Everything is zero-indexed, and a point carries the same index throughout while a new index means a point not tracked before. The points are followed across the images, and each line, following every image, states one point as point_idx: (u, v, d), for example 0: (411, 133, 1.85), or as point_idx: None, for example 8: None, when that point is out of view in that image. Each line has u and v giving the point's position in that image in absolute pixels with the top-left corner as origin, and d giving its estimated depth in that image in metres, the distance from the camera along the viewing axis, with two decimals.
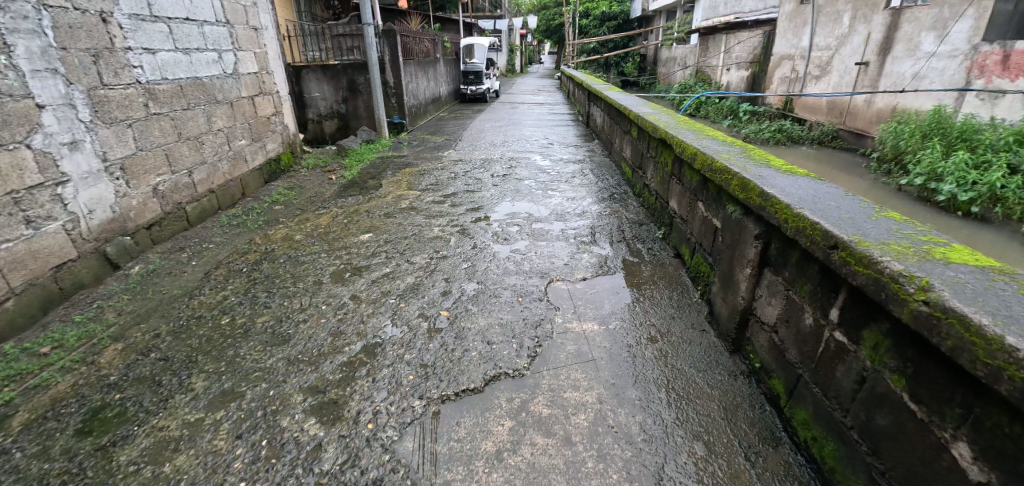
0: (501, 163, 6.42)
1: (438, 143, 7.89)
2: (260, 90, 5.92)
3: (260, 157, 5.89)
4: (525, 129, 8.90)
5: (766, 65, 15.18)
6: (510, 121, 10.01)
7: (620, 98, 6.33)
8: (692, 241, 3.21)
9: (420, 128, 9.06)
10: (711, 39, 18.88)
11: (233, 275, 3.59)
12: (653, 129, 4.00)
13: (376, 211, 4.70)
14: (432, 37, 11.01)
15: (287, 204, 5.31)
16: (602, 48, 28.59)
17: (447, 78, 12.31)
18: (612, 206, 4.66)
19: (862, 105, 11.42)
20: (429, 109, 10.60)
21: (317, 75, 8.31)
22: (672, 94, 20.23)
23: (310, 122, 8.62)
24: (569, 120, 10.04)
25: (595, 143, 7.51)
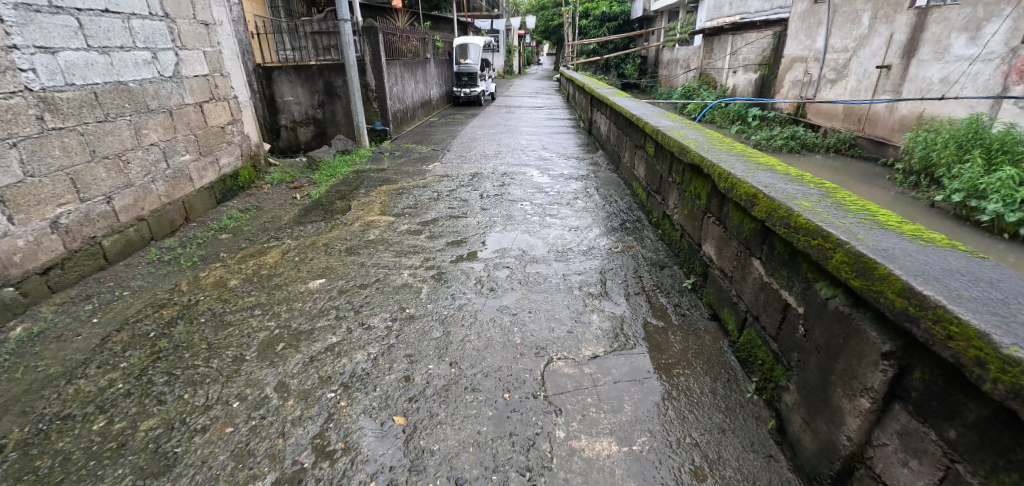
0: (492, 178, 5.57)
1: (423, 153, 7.03)
2: (211, 96, 5.07)
3: (212, 174, 5.06)
4: (521, 137, 8.04)
5: (776, 67, 14.38)
6: (505, 128, 9.15)
7: (629, 106, 5.47)
8: (741, 309, 2.39)
9: (405, 136, 8.20)
10: (717, 41, 18.03)
11: (135, 343, 2.75)
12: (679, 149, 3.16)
13: (337, 246, 3.85)
14: (421, 36, 10.11)
15: (236, 231, 4.47)
16: (602, 50, 27.73)
17: (438, 79, 11.43)
18: (624, 240, 3.82)
19: (884, 112, 10.61)
20: (417, 114, 9.74)
21: (290, 77, 7.46)
22: (675, 97, 19.41)
23: (284, 129, 7.79)
24: (569, 126, 9.23)
25: (598, 155, 6.69)
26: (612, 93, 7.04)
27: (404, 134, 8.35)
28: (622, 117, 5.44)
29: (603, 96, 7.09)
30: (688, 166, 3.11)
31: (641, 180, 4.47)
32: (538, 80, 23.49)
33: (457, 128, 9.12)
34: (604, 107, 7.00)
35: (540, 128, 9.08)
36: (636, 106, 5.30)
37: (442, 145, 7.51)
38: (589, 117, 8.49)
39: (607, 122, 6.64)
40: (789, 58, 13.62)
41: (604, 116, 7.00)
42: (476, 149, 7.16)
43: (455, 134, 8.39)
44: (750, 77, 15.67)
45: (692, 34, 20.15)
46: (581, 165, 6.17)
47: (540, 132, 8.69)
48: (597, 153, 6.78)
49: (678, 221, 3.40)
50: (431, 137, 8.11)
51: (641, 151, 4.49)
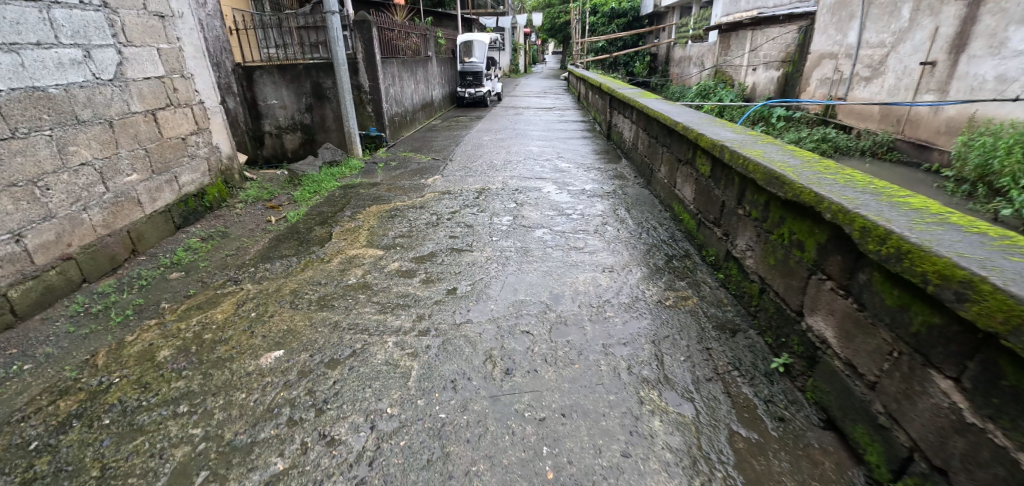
0: (503, 196, 4.70)
1: (422, 163, 6.17)
2: (167, 102, 4.26)
3: (169, 194, 4.25)
4: (532, 144, 7.15)
5: (801, 64, 13.43)
6: (513, 132, 8.27)
7: (665, 110, 4.57)
8: (900, 440, 1.55)
9: (403, 142, 7.34)
10: (734, 37, 17.05)
11: (5, 463, 1.94)
12: (762, 174, 2.29)
13: (306, 295, 3.01)
14: (421, 31, 9.24)
15: (191, 268, 3.65)
16: (611, 47, 26.78)
17: (440, 79, 10.56)
18: (674, 287, 2.96)
19: (928, 113, 9.66)
20: (418, 118, 8.89)
21: (273, 78, 6.66)
22: (689, 96, 18.46)
23: (268, 136, 6.97)
24: (583, 130, 8.36)
25: (622, 165, 5.83)
26: (638, 93, 6.13)
27: (403, 140, 7.49)
28: (656, 123, 4.55)
29: (627, 96, 6.17)
30: (779, 200, 2.24)
31: (688, 204, 3.59)
32: (545, 79, 22.63)
33: (461, 133, 8.27)
34: (628, 110, 6.11)
35: (553, 133, 8.18)
36: (675, 111, 4.41)
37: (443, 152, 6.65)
38: (608, 120, 7.59)
39: (632, 127, 5.75)
40: (816, 54, 12.66)
41: (628, 120, 6.11)
42: (482, 158, 6.30)
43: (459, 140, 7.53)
44: (772, 74, 14.70)
45: (706, 30, 19.18)
46: (604, 179, 5.28)
47: (553, 137, 7.80)
48: (621, 163, 5.90)
49: (755, 271, 2.54)
50: (431, 144, 7.25)
51: (688, 169, 3.61)
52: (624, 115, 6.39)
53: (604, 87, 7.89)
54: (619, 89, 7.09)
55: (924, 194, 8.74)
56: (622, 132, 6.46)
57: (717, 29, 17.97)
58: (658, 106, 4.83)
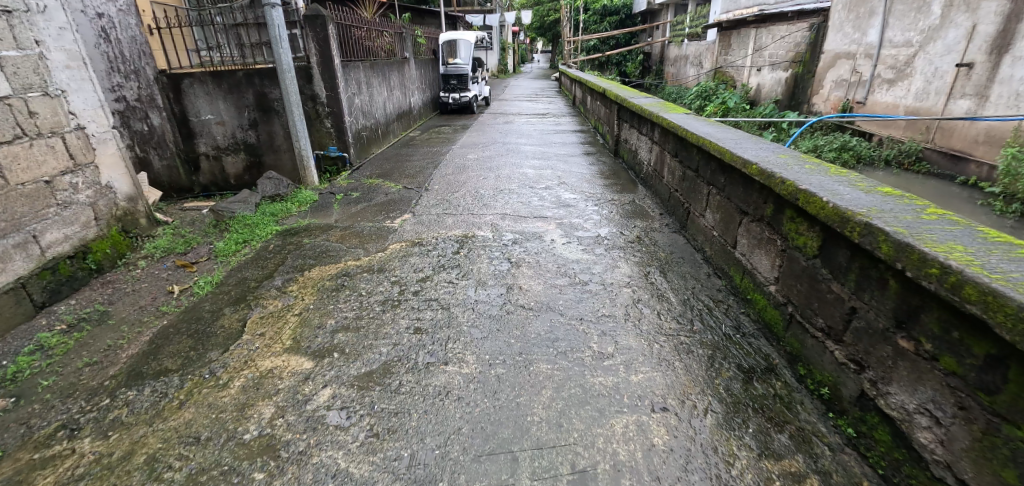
0: (492, 248, 3.52)
1: (389, 192, 4.94)
2: (13, 132, 3.03)
3: (22, 261, 3.03)
4: (527, 163, 5.92)
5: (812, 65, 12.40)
6: (504, 145, 7.03)
7: (705, 130, 3.36)
8: None
9: (372, 162, 6.09)
10: (735, 35, 15.98)
11: None
12: (982, 305, 1.22)
13: (166, 474, 1.82)
14: (394, 29, 7.97)
15: (26, 390, 2.42)
16: (604, 46, 25.68)
17: (420, 84, 9.30)
18: (772, 449, 1.80)
19: (962, 119, 8.63)
20: (394, 129, 7.64)
21: (206, 88, 5.42)
22: (689, 97, 17.41)
23: (205, 158, 5.72)
24: (585, 143, 7.20)
25: (641, 193, 4.67)
26: (657, 103, 4.92)
27: (374, 160, 6.23)
28: (696, 152, 3.38)
29: (643, 106, 4.96)
30: None
31: (764, 284, 2.44)
32: (535, 80, 21.42)
33: (442, 147, 7.02)
34: (644, 125, 4.94)
35: (551, 148, 6.97)
36: (723, 133, 3.20)
37: (416, 175, 5.41)
38: (615, 134, 6.40)
39: (653, 148, 4.55)
40: (830, 53, 11.60)
41: (644, 138, 4.94)
42: (466, 184, 5.06)
43: (439, 157, 6.29)
44: (779, 76, 13.63)
45: (704, 28, 18.10)
46: (623, 217, 4.09)
47: (551, 153, 6.59)
48: (641, 192, 4.72)
49: (953, 469, 1.41)
50: (405, 163, 6.00)
51: (764, 230, 2.44)
52: (638, 130, 5.19)
53: (608, 92, 6.71)
54: (630, 96, 5.89)
55: (967, 211, 7.76)
56: (636, 153, 5.29)
57: (716, 26, 16.89)
58: (692, 125, 3.62)
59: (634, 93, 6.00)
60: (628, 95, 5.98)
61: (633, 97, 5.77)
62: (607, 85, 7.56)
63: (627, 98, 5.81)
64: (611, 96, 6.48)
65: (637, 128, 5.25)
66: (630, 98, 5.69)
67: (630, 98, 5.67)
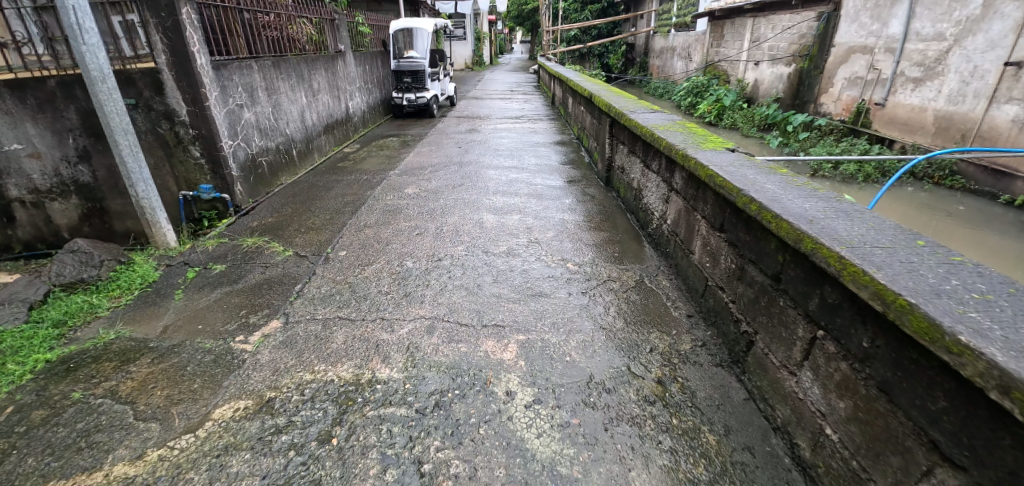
0: (392, 423, 1.89)
1: (271, 263, 3.23)
2: None
3: None
4: (485, 199, 4.23)
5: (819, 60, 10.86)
6: (461, 166, 5.30)
7: (780, 198, 1.78)
8: None
9: (271, 204, 4.32)
10: (729, 25, 14.40)
11: None
12: None
13: None
14: (319, 15, 6.17)
15: None
16: (583, 36, 23.93)
17: (361, 83, 7.46)
18: None
19: (1006, 125, 6.28)
20: (321, 144, 5.90)
21: (5, 106, 3.64)
22: (678, 92, 15.87)
23: (19, 205, 3.93)
24: (564, 161, 5.58)
25: (651, 262, 3.09)
26: (673, 121, 3.31)
27: (276, 198, 4.47)
28: (768, 243, 1.83)
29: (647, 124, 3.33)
30: None
31: None
32: (513, 74, 19.61)
33: (377, 171, 5.24)
34: (649, 155, 3.33)
35: (522, 168, 5.27)
36: (824, 216, 1.63)
37: (321, 228, 3.68)
38: (604, 155, 4.78)
39: (670, 197, 2.93)
40: (842, 46, 10.11)
41: (651, 174, 3.35)
42: (388, 246, 3.36)
43: (365, 190, 4.53)
44: (780, 71, 12.12)
45: (693, 17, 16.45)
46: (631, 324, 2.49)
47: (521, 179, 4.89)
48: (652, 261, 3.10)
49: None
50: (314, 203, 4.24)
51: None
52: (640, 160, 3.57)
53: (597, 97, 5.05)
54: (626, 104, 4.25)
55: (960, 203, 6.22)
56: (638, 192, 3.68)
57: (707, 16, 15.32)
58: (746, 178, 2.03)
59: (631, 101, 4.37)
60: (623, 103, 4.35)
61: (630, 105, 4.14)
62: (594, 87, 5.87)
63: (623, 107, 4.17)
64: (600, 103, 4.82)
65: (638, 156, 3.64)
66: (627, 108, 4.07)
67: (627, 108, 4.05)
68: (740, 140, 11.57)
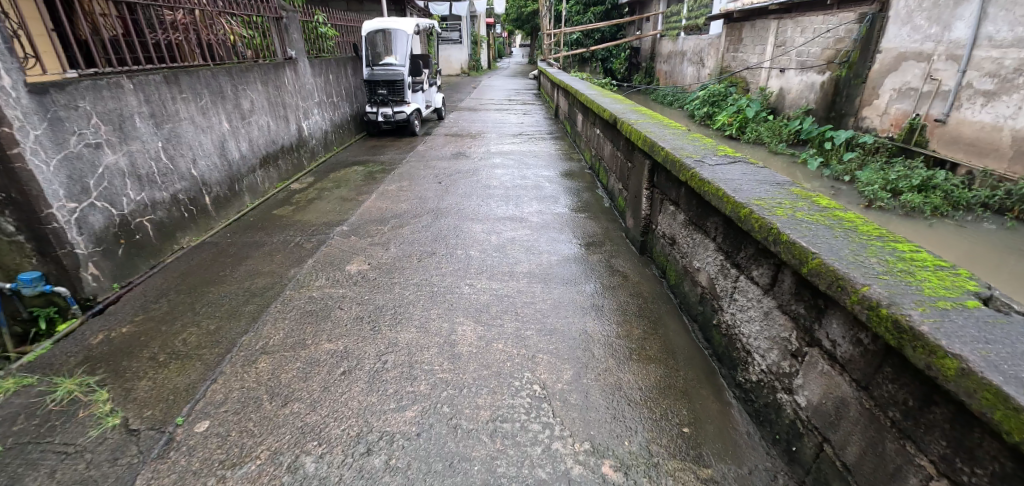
0: None
1: (71, 452, 1.82)
2: None
3: None
4: (465, 284, 2.78)
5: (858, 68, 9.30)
6: (437, 215, 3.85)
7: None
8: None
9: (144, 291, 2.90)
10: (748, 27, 12.88)
11: None
12: None
13: None
14: (258, 11, 4.75)
15: None
16: (585, 40, 22.52)
17: (323, 96, 5.99)
18: None
19: None
20: (256, 180, 4.46)
21: None
22: (692, 101, 14.44)
23: None
24: (576, 207, 4.15)
25: (756, 459, 1.68)
26: (781, 190, 1.88)
27: (158, 278, 3.05)
28: None
29: (734, 190, 1.88)
30: None
31: None
32: (512, 80, 18.13)
33: (316, 223, 3.78)
34: (739, 250, 1.90)
35: (522, 219, 3.82)
36: None
37: (187, 359, 2.25)
38: (634, 210, 3.34)
39: (809, 359, 1.51)
40: (891, 52, 8.54)
41: (739, 279, 1.93)
42: (285, 409, 1.91)
43: (286, 263, 3.08)
44: (811, 79, 10.61)
45: (706, 19, 14.95)
46: None
47: (520, 238, 3.44)
48: (758, 461, 1.67)
49: None
50: (203, 292, 2.81)
51: None
52: (714, 247, 2.14)
53: (622, 122, 3.59)
54: (674, 138, 2.79)
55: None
56: (707, 293, 2.25)
57: (722, 17, 13.88)
58: None
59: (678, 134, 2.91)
60: (667, 135, 2.89)
61: (682, 141, 2.67)
62: (618, 105, 4.40)
63: (670, 141, 2.70)
64: (629, 131, 3.35)
65: (707, 236, 2.21)
66: (679, 145, 2.60)
67: (680, 146, 2.58)
68: (769, 158, 10.11)
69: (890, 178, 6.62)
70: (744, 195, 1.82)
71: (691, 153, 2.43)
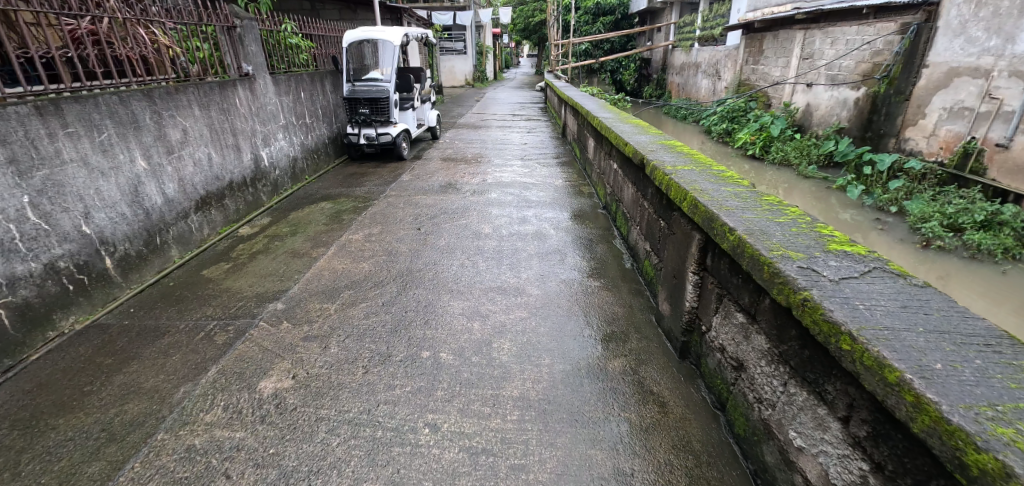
0: None
1: None
2: None
3: None
4: (425, 422, 1.87)
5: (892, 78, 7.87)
6: (406, 283, 2.94)
7: None
8: None
9: None
10: (769, 38, 11.85)
11: None
12: None
13: None
14: (202, 19, 3.90)
15: None
16: (594, 51, 21.69)
17: (291, 117, 5.11)
18: None
19: None
20: (187, 227, 3.58)
21: None
22: (709, 116, 13.48)
23: None
24: (589, 269, 3.21)
25: None
26: (1014, 373, 0.94)
27: (3, 392, 2.19)
28: None
29: (921, 374, 0.94)
30: None
31: None
32: (518, 93, 17.33)
33: (244, 296, 2.89)
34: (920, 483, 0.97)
35: (518, 289, 2.90)
36: None
37: None
38: (669, 291, 2.40)
39: None
40: (939, 67, 6.95)
41: None
42: None
43: (179, 376, 2.19)
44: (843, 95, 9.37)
45: (723, 30, 13.98)
46: None
47: (514, 325, 2.52)
48: None
49: None
50: (45, 431, 1.94)
51: None
52: (841, 434, 1.21)
53: (652, 165, 2.63)
54: (744, 207, 1.83)
55: None
56: None
57: (741, 28, 12.95)
58: None
59: (747, 198, 1.95)
60: (731, 199, 1.93)
61: (760, 217, 1.72)
62: (643, 136, 3.44)
63: (741, 214, 1.74)
64: (665, 183, 2.38)
65: (823, 406, 1.28)
66: (758, 225, 1.64)
67: (761, 227, 1.62)
68: (798, 183, 8.88)
69: (947, 210, 5.50)
70: (959, 399, 0.87)
71: (787, 246, 1.48)
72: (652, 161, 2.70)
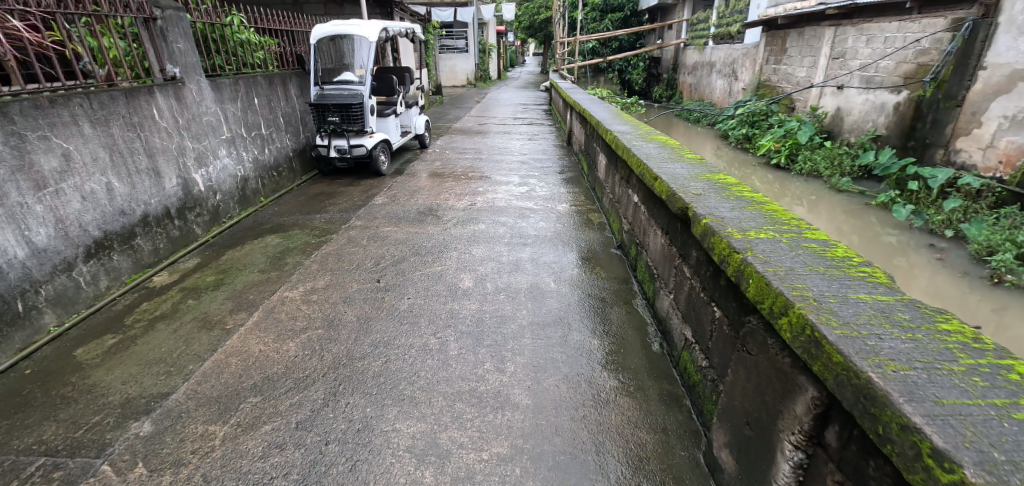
0: None
1: None
2: None
3: None
4: None
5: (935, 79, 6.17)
6: (338, 383, 2.05)
7: None
8: None
9: None
10: (793, 36, 10.83)
11: None
12: None
13: None
14: (107, 10, 3.03)
15: None
16: (602, 49, 20.71)
17: (241, 129, 4.23)
18: None
19: None
20: (72, 284, 2.73)
21: None
22: (726, 120, 12.50)
23: None
24: (603, 353, 2.31)
25: None
26: None
27: None
28: None
29: None
30: None
31: None
32: (521, 93, 16.40)
33: (109, 405, 2.03)
34: None
35: (500, 395, 2.00)
36: None
37: None
38: (730, 433, 1.50)
39: None
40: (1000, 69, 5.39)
41: None
42: None
43: None
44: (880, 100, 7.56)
45: (741, 27, 12.97)
46: None
47: (489, 477, 1.63)
48: None
49: None
50: None
51: None
52: None
53: (703, 222, 1.68)
54: (928, 367, 0.91)
55: None
56: None
57: (761, 24, 11.93)
58: None
59: (914, 331, 1.02)
60: (886, 334, 1.00)
61: (985, 410, 0.80)
62: (678, 164, 2.49)
63: (938, 399, 0.82)
64: (732, 263, 1.44)
65: None
66: (1001, 446, 0.73)
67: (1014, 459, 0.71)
68: (827, 196, 7.38)
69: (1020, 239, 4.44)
70: None
71: None
72: (703, 213, 1.75)
